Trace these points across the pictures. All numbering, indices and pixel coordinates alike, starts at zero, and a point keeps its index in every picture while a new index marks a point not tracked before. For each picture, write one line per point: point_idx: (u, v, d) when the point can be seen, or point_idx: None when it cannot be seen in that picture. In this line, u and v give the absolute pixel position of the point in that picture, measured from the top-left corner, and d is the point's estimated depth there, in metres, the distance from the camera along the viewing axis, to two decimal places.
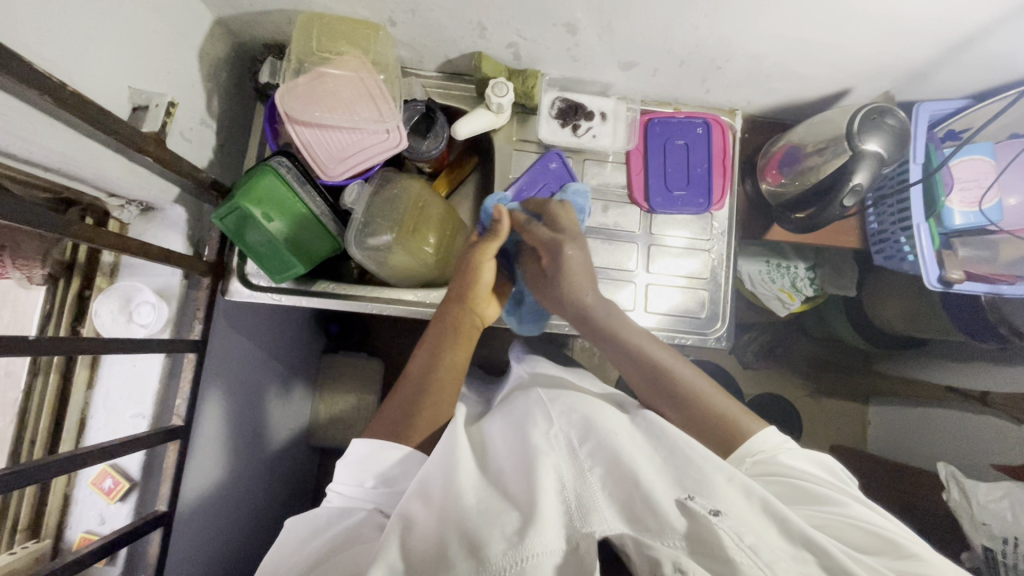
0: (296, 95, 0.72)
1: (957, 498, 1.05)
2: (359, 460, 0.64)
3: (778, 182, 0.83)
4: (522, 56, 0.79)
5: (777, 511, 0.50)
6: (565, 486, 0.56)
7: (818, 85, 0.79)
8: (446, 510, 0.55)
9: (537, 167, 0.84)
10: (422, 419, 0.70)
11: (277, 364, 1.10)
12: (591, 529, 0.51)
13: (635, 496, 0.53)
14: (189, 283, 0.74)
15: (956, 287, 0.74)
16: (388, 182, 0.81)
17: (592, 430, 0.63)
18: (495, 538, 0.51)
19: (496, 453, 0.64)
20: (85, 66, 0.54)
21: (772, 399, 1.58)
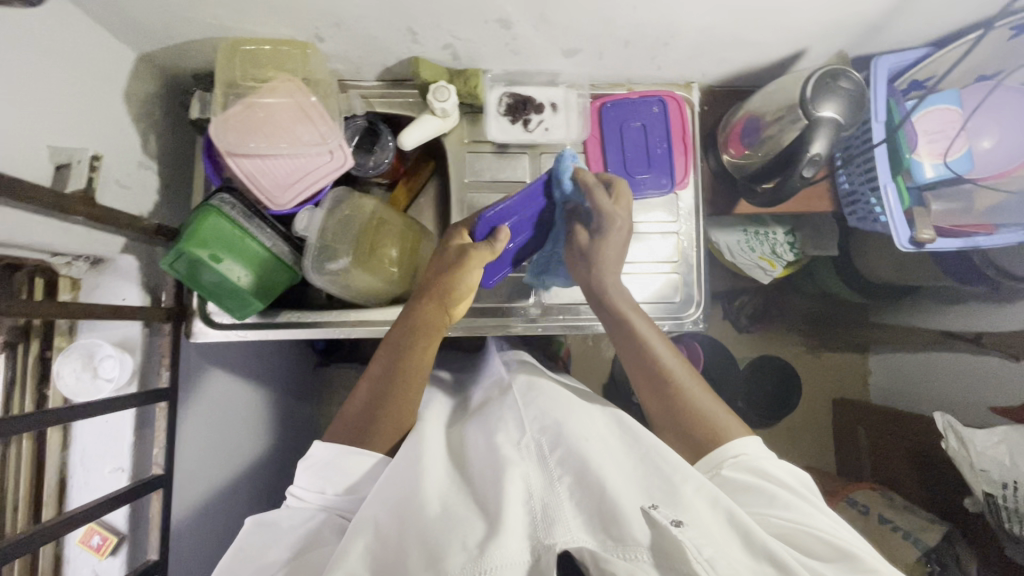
0: (229, 129, 0.70)
1: (956, 446, 1.04)
2: (320, 465, 0.64)
3: (741, 153, 0.80)
4: (461, 56, 0.76)
5: (743, 522, 0.50)
6: (532, 496, 0.55)
7: (772, 49, 0.75)
8: (408, 514, 0.55)
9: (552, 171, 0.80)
10: (382, 424, 0.68)
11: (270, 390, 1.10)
12: (552, 541, 0.50)
13: (597, 504, 0.53)
14: (151, 330, 0.73)
15: (928, 247, 0.70)
16: (343, 200, 0.78)
17: (563, 436, 0.62)
18: (453, 549, 0.50)
19: (471, 465, 0.63)
20: None
21: (769, 360, 1.57)
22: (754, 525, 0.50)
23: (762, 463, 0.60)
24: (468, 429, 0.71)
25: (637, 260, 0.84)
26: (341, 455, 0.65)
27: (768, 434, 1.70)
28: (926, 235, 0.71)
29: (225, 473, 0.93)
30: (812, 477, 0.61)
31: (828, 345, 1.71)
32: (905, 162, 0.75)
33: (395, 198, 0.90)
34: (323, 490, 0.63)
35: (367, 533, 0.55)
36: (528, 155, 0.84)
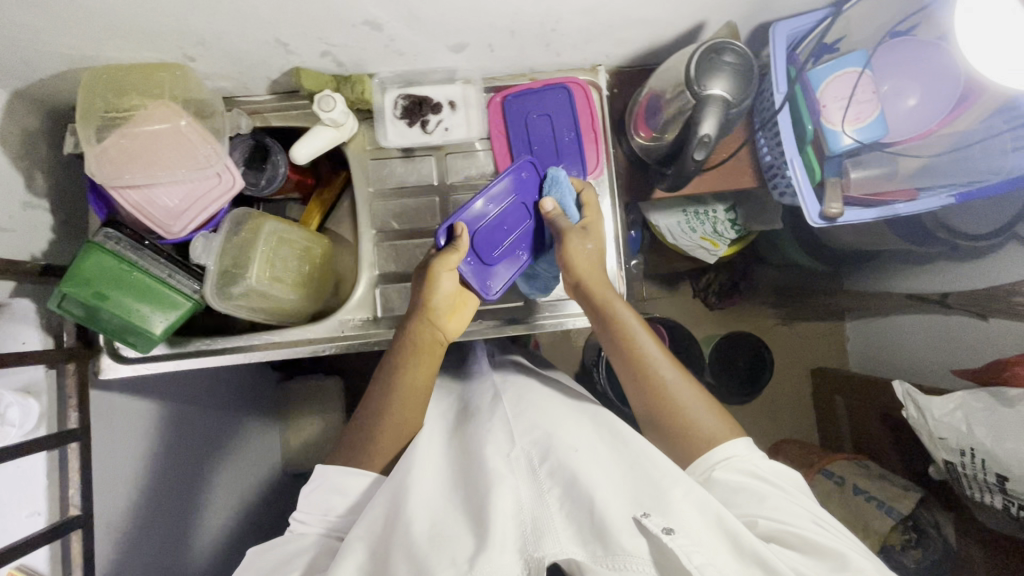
0: (107, 161, 0.67)
1: (915, 415, 1.01)
2: (323, 486, 0.63)
3: (648, 137, 0.76)
4: (344, 62, 0.73)
5: (733, 523, 0.50)
6: (522, 507, 0.53)
7: (670, 25, 0.72)
8: (396, 533, 0.53)
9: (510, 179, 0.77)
10: (383, 445, 0.67)
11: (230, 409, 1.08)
12: (540, 553, 0.49)
13: (585, 515, 0.51)
14: (57, 371, 0.72)
15: (836, 223, 0.71)
16: (242, 223, 0.76)
17: (554, 446, 0.60)
18: (444, 561, 0.49)
19: (462, 467, 0.61)
20: None
21: (741, 336, 1.53)
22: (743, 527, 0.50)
23: (752, 464, 0.61)
24: (462, 431, 0.69)
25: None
26: (337, 478, 0.64)
27: (748, 410, 1.67)
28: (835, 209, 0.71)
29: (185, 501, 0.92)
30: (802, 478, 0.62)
31: (804, 314, 1.67)
32: (808, 138, 0.72)
33: (309, 212, 0.88)
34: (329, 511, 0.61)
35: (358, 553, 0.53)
36: (434, 157, 0.82)
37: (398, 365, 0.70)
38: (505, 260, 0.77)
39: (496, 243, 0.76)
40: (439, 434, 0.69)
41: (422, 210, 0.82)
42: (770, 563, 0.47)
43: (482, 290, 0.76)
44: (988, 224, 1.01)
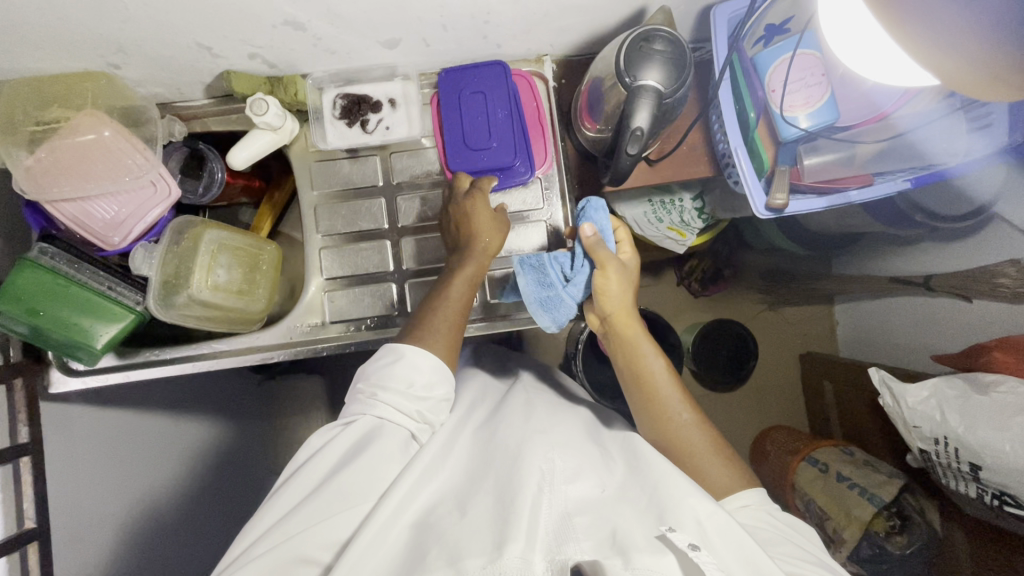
0: (34, 175, 0.65)
1: (890, 403, 0.98)
2: (392, 368, 0.63)
3: (593, 128, 0.73)
4: (276, 63, 0.71)
5: (754, 550, 0.50)
6: (545, 514, 0.54)
7: (611, 12, 0.69)
8: (422, 526, 0.55)
9: (453, 92, 0.76)
10: (439, 325, 0.67)
11: (207, 412, 1.09)
12: (564, 557, 0.50)
13: (610, 530, 0.52)
14: (5, 387, 0.73)
15: (783, 212, 0.69)
16: (184, 231, 0.75)
17: (587, 465, 0.61)
18: (471, 553, 0.50)
19: (489, 456, 0.62)
20: None
21: (725, 324, 1.50)
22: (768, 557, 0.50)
23: (759, 508, 0.63)
24: (496, 417, 0.70)
25: (518, 247, 0.79)
26: (410, 359, 0.63)
27: (736, 397, 1.65)
28: (779, 198, 0.68)
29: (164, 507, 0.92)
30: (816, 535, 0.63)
31: (791, 299, 1.63)
32: (753, 124, 0.70)
33: (260, 216, 0.87)
34: (409, 389, 0.63)
35: (391, 531, 0.54)
36: (379, 157, 0.80)
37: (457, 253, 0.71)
38: (515, 138, 0.77)
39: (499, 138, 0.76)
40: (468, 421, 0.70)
41: (370, 212, 0.80)
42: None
43: (522, 174, 0.77)
44: (966, 205, 0.98)
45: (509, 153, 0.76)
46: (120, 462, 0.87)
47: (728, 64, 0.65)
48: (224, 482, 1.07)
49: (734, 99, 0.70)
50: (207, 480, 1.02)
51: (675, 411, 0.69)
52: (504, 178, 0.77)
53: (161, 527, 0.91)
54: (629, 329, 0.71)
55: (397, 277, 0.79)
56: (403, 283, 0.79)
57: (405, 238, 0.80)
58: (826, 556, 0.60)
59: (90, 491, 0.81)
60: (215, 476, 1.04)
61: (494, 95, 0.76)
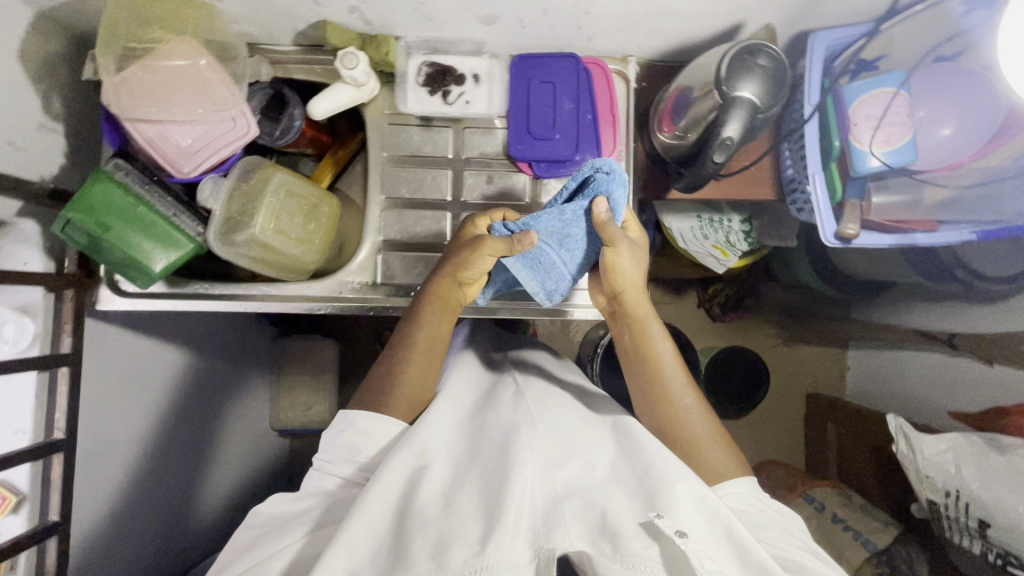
0: (123, 91, 0.67)
1: (905, 450, 0.99)
2: (351, 425, 0.64)
3: (671, 132, 0.74)
4: (372, 20, 0.71)
5: (739, 534, 0.52)
6: (536, 501, 0.56)
7: (707, 21, 0.70)
8: (405, 508, 0.55)
9: (521, 78, 0.77)
10: (405, 392, 0.68)
11: (220, 359, 1.10)
12: (551, 545, 0.51)
13: (598, 519, 0.54)
14: (55, 296, 0.73)
15: (853, 243, 0.70)
16: (254, 170, 0.76)
17: (573, 452, 0.63)
18: (458, 543, 0.51)
19: (477, 444, 0.63)
20: None
21: (740, 353, 1.52)
22: (755, 541, 0.52)
23: (753, 497, 0.62)
24: (486, 407, 0.71)
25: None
26: (364, 426, 0.64)
27: (737, 425, 1.66)
28: (851, 229, 0.69)
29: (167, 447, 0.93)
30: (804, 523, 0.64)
31: (807, 338, 1.65)
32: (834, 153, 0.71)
33: (321, 171, 0.87)
34: (354, 456, 0.62)
35: (375, 521, 0.54)
36: (452, 129, 0.80)
37: (424, 305, 0.71)
38: (583, 128, 0.78)
39: (567, 127, 0.78)
40: (460, 403, 0.71)
41: (434, 182, 0.81)
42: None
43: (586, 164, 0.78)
44: (1008, 269, 0.99)
45: (577, 144, 0.78)
46: (146, 395, 0.89)
47: (816, 111, 0.68)
48: (221, 430, 1.08)
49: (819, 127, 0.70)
50: (207, 419, 1.03)
51: (677, 398, 0.69)
52: (568, 166, 0.79)
53: (159, 465, 0.91)
54: (640, 307, 0.72)
55: None
56: None
57: (465, 213, 0.80)
58: (811, 542, 0.61)
59: (113, 417, 0.82)
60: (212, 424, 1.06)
61: (566, 84, 0.77)
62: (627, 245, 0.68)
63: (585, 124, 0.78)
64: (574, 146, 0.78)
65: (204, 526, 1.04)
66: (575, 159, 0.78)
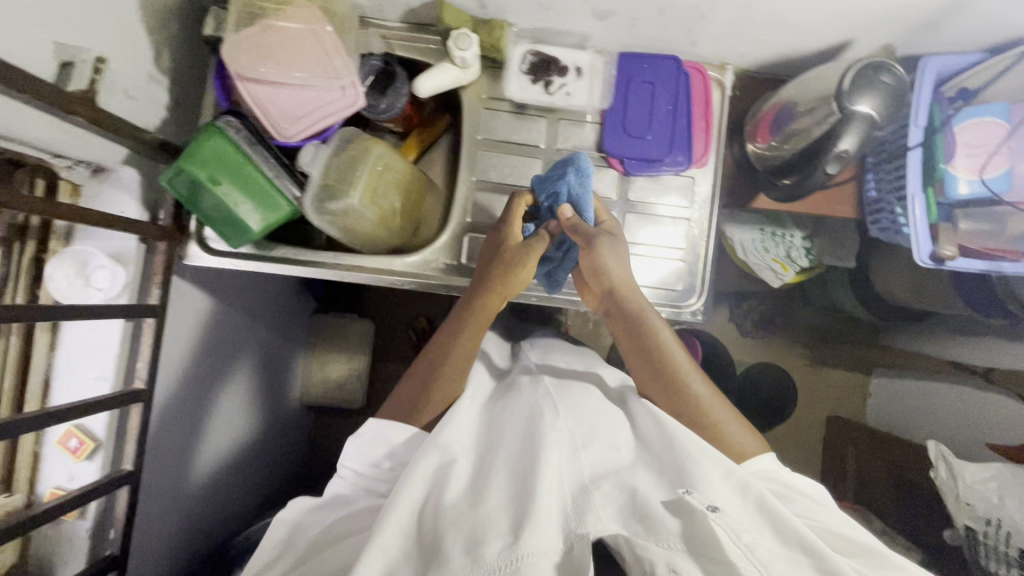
0: (242, 50, 0.68)
1: (945, 477, 1.01)
2: (377, 442, 0.64)
3: (767, 142, 0.76)
4: (488, 4, 0.72)
5: (768, 506, 0.54)
6: (565, 486, 0.56)
7: (818, 34, 0.71)
8: (438, 504, 0.55)
9: (623, 77, 0.78)
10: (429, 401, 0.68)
11: (264, 326, 1.11)
12: (585, 530, 0.53)
13: (627, 499, 0.55)
14: (147, 247, 0.74)
15: (948, 265, 0.71)
16: (350, 141, 0.76)
17: (599, 433, 0.64)
18: (491, 536, 0.51)
19: (495, 437, 0.64)
20: (14, 32, 0.51)
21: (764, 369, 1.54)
22: (786, 510, 0.53)
23: (778, 472, 0.64)
24: (504, 395, 0.72)
25: (649, 241, 0.81)
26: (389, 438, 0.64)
27: None
28: (947, 250, 0.71)
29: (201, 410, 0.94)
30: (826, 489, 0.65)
31: (832, 361, 1.66)
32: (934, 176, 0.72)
33: (405, 149, 0.87)
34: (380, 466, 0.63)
35: (405, 520, 0.54)
36: (546, 120, 0.81)
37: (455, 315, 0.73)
38: (678, 131, 0.79)
39: (662, 128, 0.79)
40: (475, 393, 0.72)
41: (524, 170, 0.81)
42: (800, 553, 0.51)
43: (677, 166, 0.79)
44: None
45: (670, 146, 0.79)
46: (192, 363, 0.90)
47: (921, 142, 0.70)
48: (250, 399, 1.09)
49: (922, 156, 0.71)
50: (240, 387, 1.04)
51: (687, 387, 0.68)
52: (659, 166, 0.79)
53: (195, 446, 0.91)
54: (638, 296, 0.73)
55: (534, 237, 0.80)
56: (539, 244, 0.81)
57: None
58: (835, 508, 0.63)
59: (163, 389, 0.82)
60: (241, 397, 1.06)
61: (665, 87, 0.78)
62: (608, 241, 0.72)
63: (680, 126, 0.79)
64: (667, 147, 0.79)
65: (229, 510, 1.05)
66: (666, 160, 0.79)
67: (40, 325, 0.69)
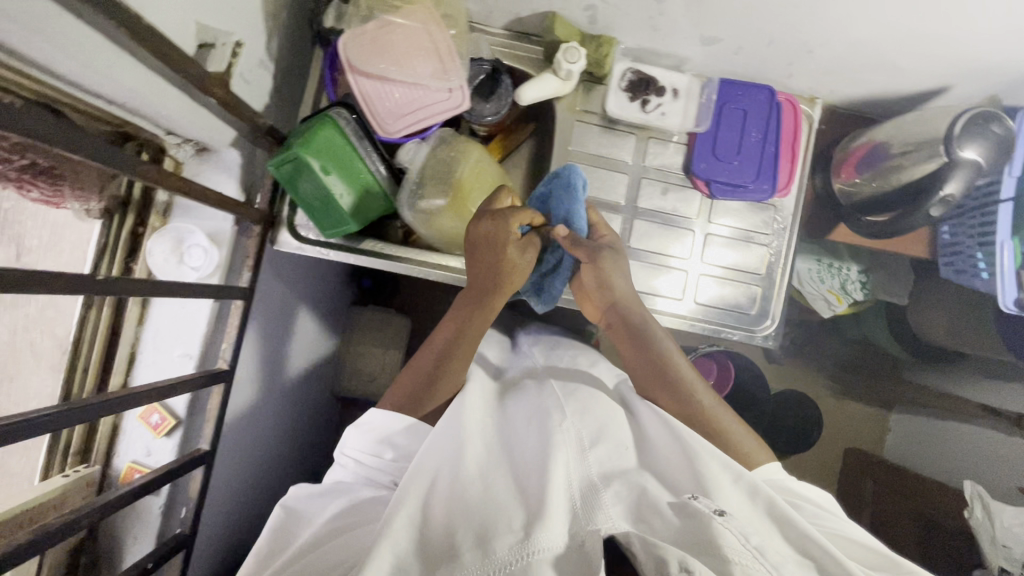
0: (360, 44, 0.68)
1: (980, 517, 1.05)
2: (381, 432, 0.63)
3: (851, 179, 0.80)
4: (599, 20, 0.74)
5: (780, 513, 0.54)
6: (574, 483, 0.55)
7: (915, 77, 0.74)
8: (454, 498, 0.54)
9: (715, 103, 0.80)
10: (434, 391, 0.68)
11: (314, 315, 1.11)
12: (596, 526, 0.51)
13: (637, 498, 0.54)
14: (240, 229, 0.74)
15: None
16: (446, 141, 0.77)
17: (609, 432, 0.62)
18: (502, 531, 0.50)
19: (504, 441, 0.62)
20: (172, 6, 0.52)
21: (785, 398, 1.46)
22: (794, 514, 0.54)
23: (789, 483, 0.66)
24: (508, 399, 0.71)
25: (712, 263, 0.83)
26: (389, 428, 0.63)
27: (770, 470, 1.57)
28: None
29: (268, 405, 0.96)
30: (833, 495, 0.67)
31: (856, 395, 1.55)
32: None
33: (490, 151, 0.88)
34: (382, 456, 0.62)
35: (408, 510, 0.52)
36: (635, 137, 0.83)
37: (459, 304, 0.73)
38: (766, 159, 0.80)
39: (750, 155, 0.80)
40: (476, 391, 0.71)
41: (611, 183, 0.82)
42: (815, 559, 0.50)
43: (761, 194, 0.80)
44: None
45: (756, 173, 0.80)
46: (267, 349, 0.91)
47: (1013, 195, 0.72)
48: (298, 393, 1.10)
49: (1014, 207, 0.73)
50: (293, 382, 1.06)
51: (693, 397, 0.70)
52: (743, 193, 0.81)
53: (250, 438, 0.92)
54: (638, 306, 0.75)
55: None
56: None
57: (638, 218, 0.83)
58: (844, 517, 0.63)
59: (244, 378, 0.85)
60: (295, 393, 1.08)
61: (760, 116, 0.80)
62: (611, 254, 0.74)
63: (766, 155, 0.80)
64: (754, 174, 0.80)
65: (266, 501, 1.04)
66: (750, 187, 0.80)
67: (132, 299, 0.69)
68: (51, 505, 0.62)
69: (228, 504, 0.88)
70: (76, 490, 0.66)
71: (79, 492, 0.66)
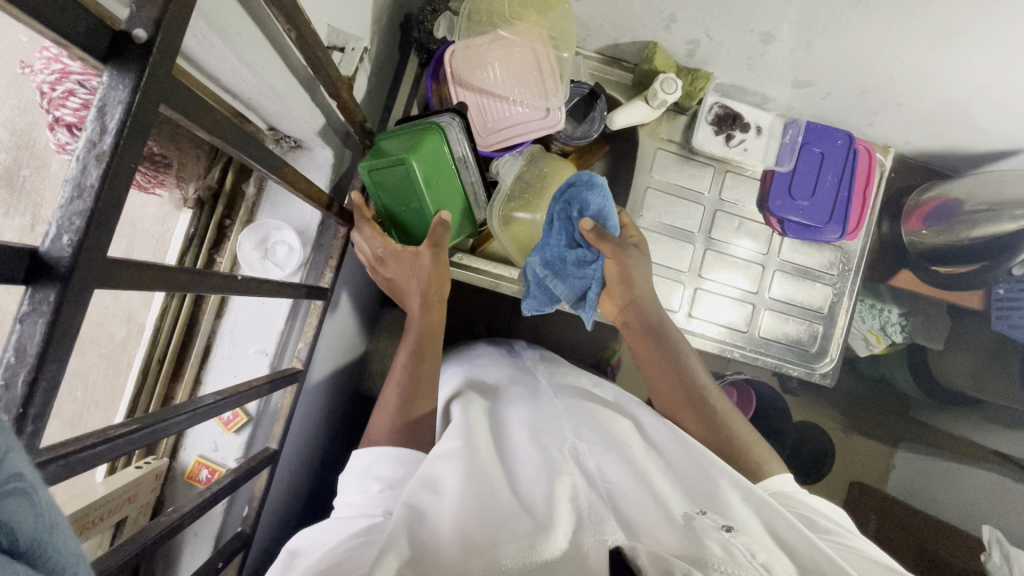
0: (467, 58, 0.70)
1: (998, 562, 0.92)
2: (363, 469, 0.53)
3: (918, 230, 0.87)
4: (697, 55, 0.76)
5: (793, 533, 0.47)
6: (580, 492, 0.49)
7: (992, 135, 0.77)
8: (464, 501, 0.46)
9: (793, 144, 0.82)
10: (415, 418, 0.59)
11: (366, 317, 1.07)
12: (602, 536, 0.44)
13: (646, 508, 0.48)
14: (326, 228, 0.72)
15: None
16: (535, 159, 0.78)
17: (616, 441, 0.55)
18: (507, 538, 0.42)
19: (502, 453, 0.55)
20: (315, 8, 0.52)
21: (799, 424, 1.28)
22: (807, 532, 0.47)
23: (801, 498, 0.56)
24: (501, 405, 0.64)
25: (781, 298, 0.85)
26: (366, 460, 0.54)
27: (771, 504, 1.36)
28: None
29: (317, 409, 0.91)
30: (846, 512, 0.58)
31: (866, 431, 1.31)
32: None
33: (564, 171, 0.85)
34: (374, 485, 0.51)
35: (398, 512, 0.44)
36: (715, 169, 0.84)
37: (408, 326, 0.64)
38: (840, 202, 0.82)
39: (824, 197, 0.82)
40: (471, 396, 0.63)
41: (689, 213, 0.84)
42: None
43: (832, 237, 0.82)
44: None
45: (831, 214, 0.82)
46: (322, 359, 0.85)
47: None
48: (342, 398, 1.05)
49: None
50: (339, 388, 1.00)
51: (709, 406, 0.63)
52: (814, 234, 0.82)
53: (296, 444, 0.85)
54: (655, 307, 0.69)
55: (689, 281, 0.84)
56: (693, 290, 0.84)
57: (711, 249, 0.84)
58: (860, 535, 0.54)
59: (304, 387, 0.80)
60: (339, 399, 1.02)
61: (839, 161, 0.82)
62: (633, 254, 0.67)
63: (840, 198, 0.82)
64: (829, 216, 0.82)
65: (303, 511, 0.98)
66: (823, 228, 0.82)
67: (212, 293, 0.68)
68: (126, 497, 0.61)
69: (273, 514, 0.83)
70: (146, 482, 0.64)
71: (149, 484, 0.65)
